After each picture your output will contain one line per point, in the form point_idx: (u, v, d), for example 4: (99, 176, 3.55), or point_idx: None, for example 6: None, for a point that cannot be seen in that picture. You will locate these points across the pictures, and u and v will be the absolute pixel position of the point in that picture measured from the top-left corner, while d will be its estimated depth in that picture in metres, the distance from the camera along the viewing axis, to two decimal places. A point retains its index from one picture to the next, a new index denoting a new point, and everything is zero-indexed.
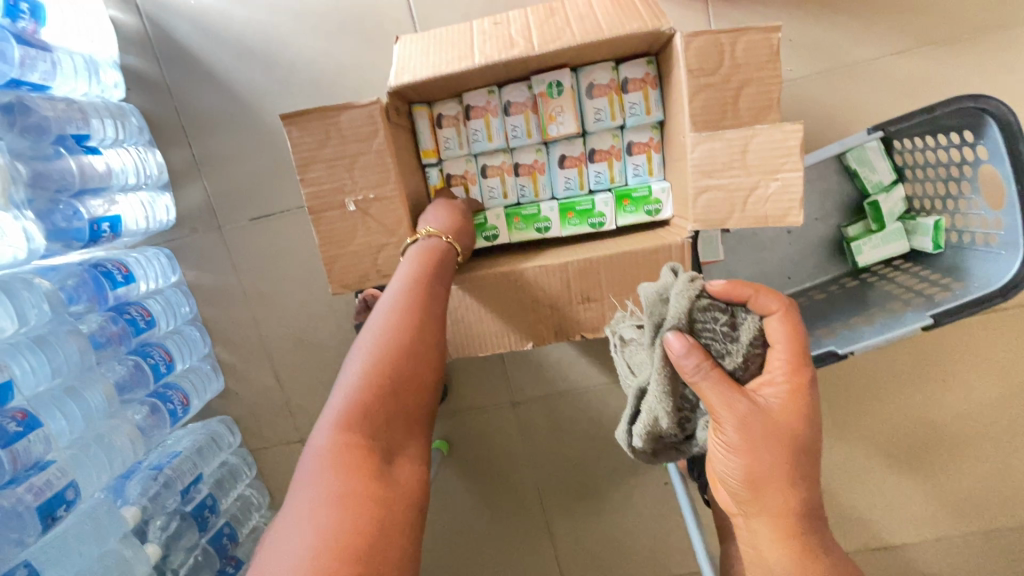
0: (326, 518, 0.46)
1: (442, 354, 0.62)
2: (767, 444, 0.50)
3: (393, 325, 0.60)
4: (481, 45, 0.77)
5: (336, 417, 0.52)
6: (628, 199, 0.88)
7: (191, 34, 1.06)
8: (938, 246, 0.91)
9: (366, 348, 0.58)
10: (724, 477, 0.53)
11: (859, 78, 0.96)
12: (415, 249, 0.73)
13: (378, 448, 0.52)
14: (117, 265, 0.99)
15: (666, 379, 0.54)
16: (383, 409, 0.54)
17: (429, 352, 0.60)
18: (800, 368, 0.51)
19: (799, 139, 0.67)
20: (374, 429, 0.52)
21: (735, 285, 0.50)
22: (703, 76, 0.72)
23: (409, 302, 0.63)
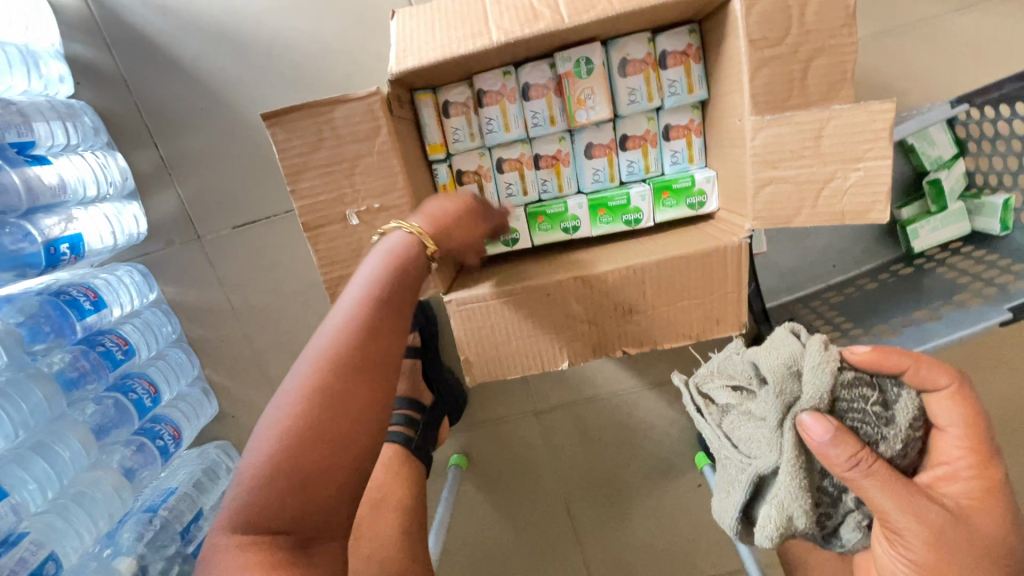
0: None
1: (378, 401, 0.48)
2: (966, 549, 0.51)
3: (312, 389, 0.46)
4: (497, 17, 0.64)
5: (236, 508, 0.44)
6: (668, 192, 0.77)
7: (146, 15, 0.91)
8: (1007, 227, 0.82)
9: (271, 423, 0.46)
10: None
11: (919, 39, 0.85)
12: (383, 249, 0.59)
13: (285, 540, 0.44)
14: (83, 289, 0.86)
15: (800, 468, 0.53)
16: (287, 492, 0.44)
17: (359, 415, 0.47)
18: (983, 460, 0.52)
19: (889, 121, 0.56)
20: (279, 521, 0.44)
21: (887, 358, 0.51)
22: (767, 47, 0.60)
23: (338, 353, 0.48)
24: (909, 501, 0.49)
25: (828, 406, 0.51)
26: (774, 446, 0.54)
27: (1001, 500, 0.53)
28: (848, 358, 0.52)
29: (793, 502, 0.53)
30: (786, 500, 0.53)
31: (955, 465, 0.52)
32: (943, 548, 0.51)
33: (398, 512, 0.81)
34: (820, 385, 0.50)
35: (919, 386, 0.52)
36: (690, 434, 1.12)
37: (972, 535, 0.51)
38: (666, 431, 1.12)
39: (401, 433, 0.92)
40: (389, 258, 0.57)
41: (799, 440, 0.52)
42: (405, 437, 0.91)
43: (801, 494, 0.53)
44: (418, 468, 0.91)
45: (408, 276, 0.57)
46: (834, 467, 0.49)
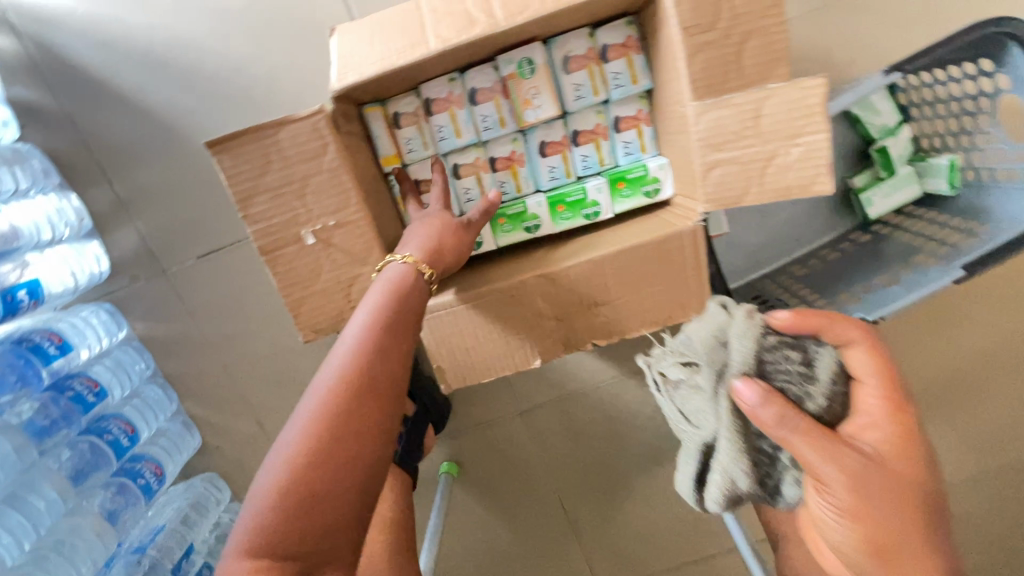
0: None
1: (387, 421, 0.51)
2: (891, 497, 0.51)
3: (319, 425, 0.48)
4: (434, 25, 0.65)
5: (246, 533, 0.45)
6: (623, 182, 0.78)
7: (86, 51, 0.89)
8: (955, 186, 0.84)
9: (285, 447, 0.47)
10: (840, 545, 0.54)
11: (850, 13, 0.88)
12: (373, 292, 0.60)
13: (296, 563, 0.45)
14: (46, 335, 0.85)
15: (738, 432, 0.55)
16: (299, 513, 0.45)
17: (368, 435, 0.49)
18: (899, 407, 0.53)
19: (820, 95, 0.58)
20: (290, 545, 0.45)
21: (801, 317, 0.54)
22: (700, 33, 0.61)
23: (349, 378, 0.51)
24: (830, 450, 0.50)
25: (754, 369, 0.53)
26: (715, 414, 0.56)
27: (919, 446, 0.53)
28: (770, 322, 0.54)
29: (733, 465, 0.55)
30: (729, 465, 0.55)
31: (874, 414, 0.53)
32: (869, 496, 0.51)
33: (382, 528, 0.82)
34: (745, 351, 0.52)
35: (835, 341, 0.54)
36: None
37: (901, 483, 0.51)
38: (651, 418, 1.13)
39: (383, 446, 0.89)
40: (385, 301, 0.58)
41: (734, 405, 0.54)
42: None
43: (741, 457, 0.55)
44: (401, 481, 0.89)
45: (407, 310, 0.59)
46: (765, 425, 0.50)
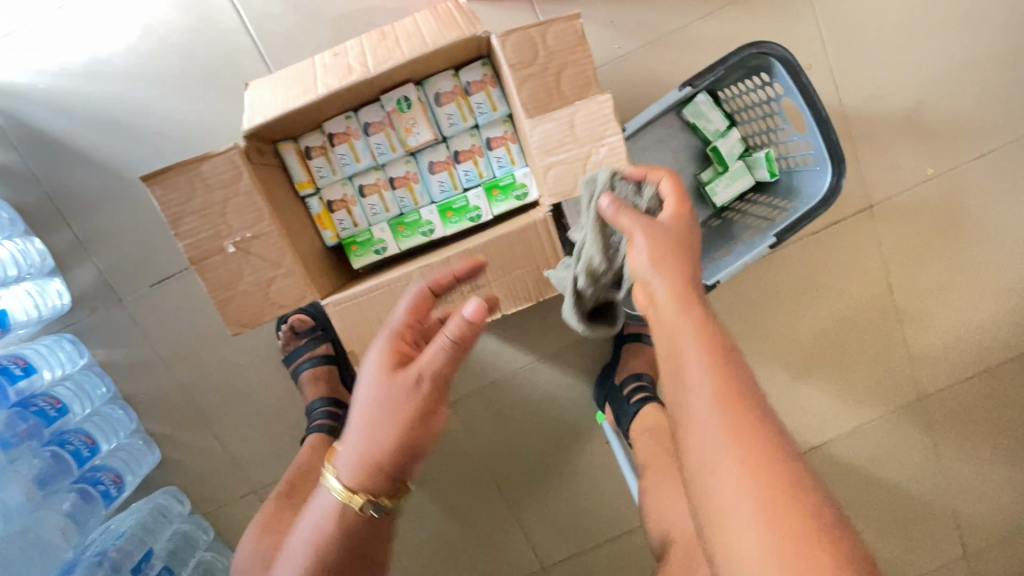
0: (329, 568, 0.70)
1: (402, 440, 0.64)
2: (669, 245, 0.62)
3: (321, 536, 0.69)
4: (322, 77, 0.83)
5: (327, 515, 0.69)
6: (497, 189, 0.96)
7: (47, 117, 1.06)
8: (774, 174, 1.03)
9: (353, 454, 0.66)
10: (642, 279, 0.61)
11: (678, 44, 1.09)
12: (349, 423, 0.67)
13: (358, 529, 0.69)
14: (13, 359, 0.98)
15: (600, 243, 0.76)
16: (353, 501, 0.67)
17: (381, 456, 0.65)
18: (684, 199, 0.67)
19: (611, 107, 0.78)
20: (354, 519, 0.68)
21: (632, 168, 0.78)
22: (524, 68, 0.80)
23: (368, 411, 0.64)
24: (626, 209, 0.65)
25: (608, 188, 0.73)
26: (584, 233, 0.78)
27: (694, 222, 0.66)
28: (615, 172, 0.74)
29: (588, 265, 0.77)
30: (587, 264, 0.77)
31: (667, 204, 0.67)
32: (652, 238, 0.62)
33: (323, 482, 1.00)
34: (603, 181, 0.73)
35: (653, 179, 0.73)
36: (589, 398, 1.27)
37: (682, 238, 0.63)
38: (568, 398, 1.27)
39: (324, 425, 1.05)
40: (355, 468, 0.66)
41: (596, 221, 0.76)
42: (330, 428, 1.06)
43: (596, 258, 0.76)
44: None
45: (387, 462, 0.65)
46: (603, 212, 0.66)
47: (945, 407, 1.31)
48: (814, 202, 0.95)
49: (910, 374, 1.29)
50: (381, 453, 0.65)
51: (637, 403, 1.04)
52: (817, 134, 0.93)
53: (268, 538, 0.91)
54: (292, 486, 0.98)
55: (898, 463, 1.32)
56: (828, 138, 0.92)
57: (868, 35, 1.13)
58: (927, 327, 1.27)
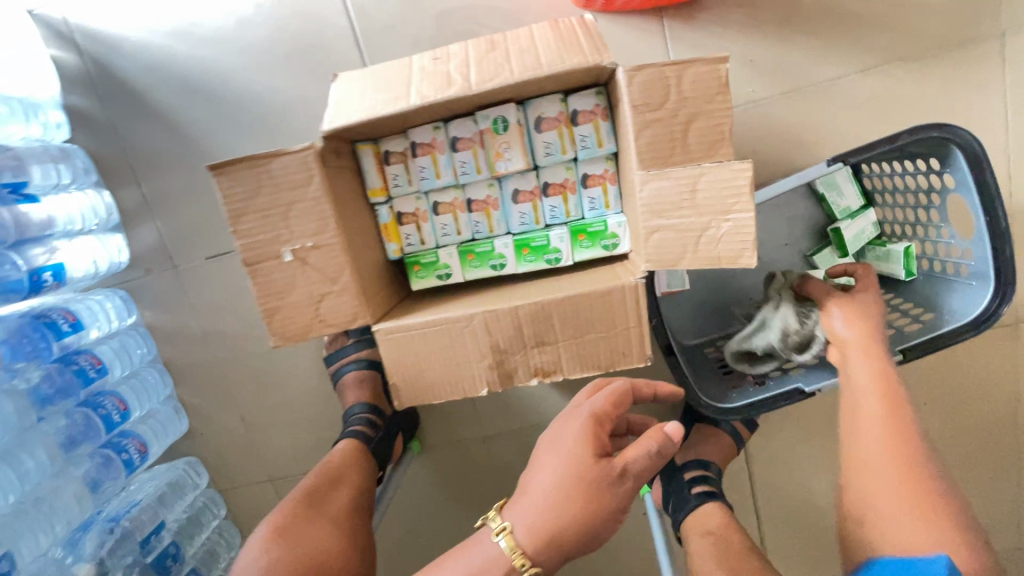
0: None
1: (584, 529, 0.56)
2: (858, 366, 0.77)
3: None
4: (419, 84, 0.74)
5: None
6: (584, 234, 0.85)
7: (133, 70, 1.02)
8: (910, 273, 0.87)
9: (518, 524, 0.57)
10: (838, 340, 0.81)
11: (822, 98, 0.93)
12: (532, 493, 0.58)
13: None
14: (62, 313, 0.95)
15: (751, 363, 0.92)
16: None
17: (559, 540, 0.56)
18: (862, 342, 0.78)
19: (747, 178, 0.64)
20: None
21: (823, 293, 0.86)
22: (649, 111, 0.68)
23: (558, 485, 0.57)
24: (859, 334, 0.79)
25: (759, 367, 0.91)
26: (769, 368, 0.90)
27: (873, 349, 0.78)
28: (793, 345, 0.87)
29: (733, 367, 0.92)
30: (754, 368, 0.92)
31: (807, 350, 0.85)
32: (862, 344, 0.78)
33: (350, 493, 0.88)
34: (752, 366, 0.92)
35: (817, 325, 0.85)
36: None
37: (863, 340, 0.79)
38: None
39: (359, 431, 0.98)
40: (534, 532, 0.56)
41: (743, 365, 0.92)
42: (364, 435, 0.98)
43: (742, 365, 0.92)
44: (370, 467, 0.96)
45: (570, 541, 0.57)
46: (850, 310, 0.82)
47: None
48: (962, 322, 0.78)
49: None
50: (569, 528, 0.56)
51: (699, 495, 0.93)
52: (983, 246, 0.77)
53: (281, 545, 0.76)
54: (315, 491, 0.86)
55: None
56: (999, 255, 0.75)
57: None
58: None
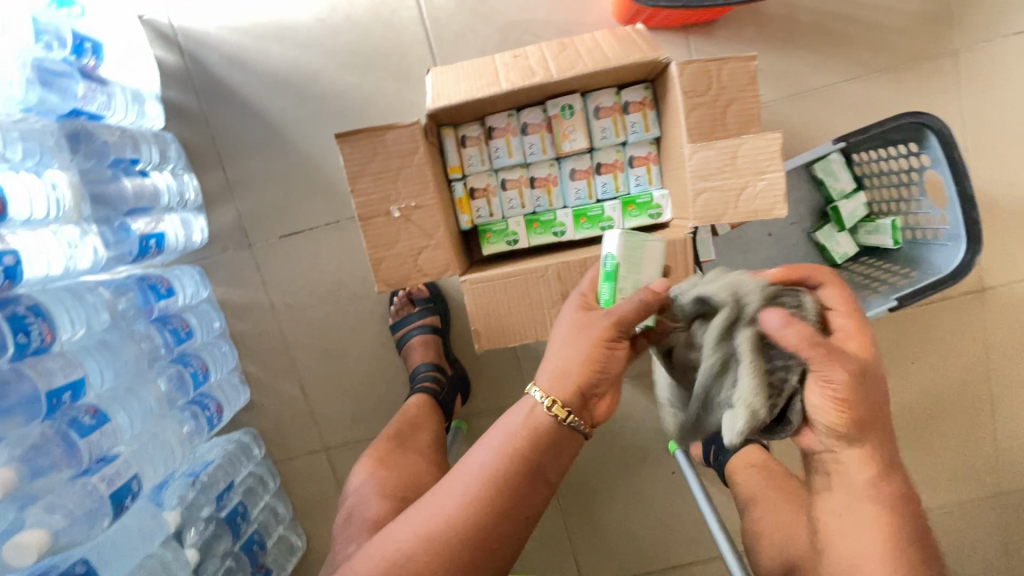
0: (462, 507, 0.62)
1: (594, 354, 0.69)
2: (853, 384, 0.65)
3: (515, 435, 0.65)
4: (505, 74, 0.90)
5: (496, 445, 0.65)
6: (633, 205, 1.01)
7: (228, 70, 1.16)
8: (897, 241, 1.05)
9: (547, 373, 0.69)
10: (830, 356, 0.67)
11: (818, 101, 1.14)
12: (550, 358, 0.70)
13: (522, 475, 0.63)
14: (159, 279, 1.05)
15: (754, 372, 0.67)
16: (534, 438, 0.65)
17: (580, 371, 0.68)
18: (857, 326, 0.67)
19: (778, 145, 0.81)
20: (525, 456, 0.64)
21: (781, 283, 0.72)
22: (696, 96, 0.85)
23: (563, 336, 0.72)
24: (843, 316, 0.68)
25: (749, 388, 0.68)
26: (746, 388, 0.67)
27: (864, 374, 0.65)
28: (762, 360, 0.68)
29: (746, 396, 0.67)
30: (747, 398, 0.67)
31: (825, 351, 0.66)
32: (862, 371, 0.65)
33: (432, 436, 0.99)
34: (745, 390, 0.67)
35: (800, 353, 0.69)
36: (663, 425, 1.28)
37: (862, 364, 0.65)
38: (642, 420, 1.28)
39: (429, 388, 1.07)
40: (557, 375, 0.68)
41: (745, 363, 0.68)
42: (431, 389, 1.07)
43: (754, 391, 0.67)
44: (441, 418, 1.06)
45: (585, 372, 0.68)
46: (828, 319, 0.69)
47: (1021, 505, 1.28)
48: (942, 274, 0.96)
49: (993, 465, 1.27)
50: (581, 362, 0.68)
51: None
52: (955, 212, 0.95)
53: (383, 471, 0.88)
54: (403, 433, 0.97)
55: (963, 551, 1.30)
56: (968, 217, 0.94)
57: (1011, 120, 1.14)
58: (1017, 421, 1.26)
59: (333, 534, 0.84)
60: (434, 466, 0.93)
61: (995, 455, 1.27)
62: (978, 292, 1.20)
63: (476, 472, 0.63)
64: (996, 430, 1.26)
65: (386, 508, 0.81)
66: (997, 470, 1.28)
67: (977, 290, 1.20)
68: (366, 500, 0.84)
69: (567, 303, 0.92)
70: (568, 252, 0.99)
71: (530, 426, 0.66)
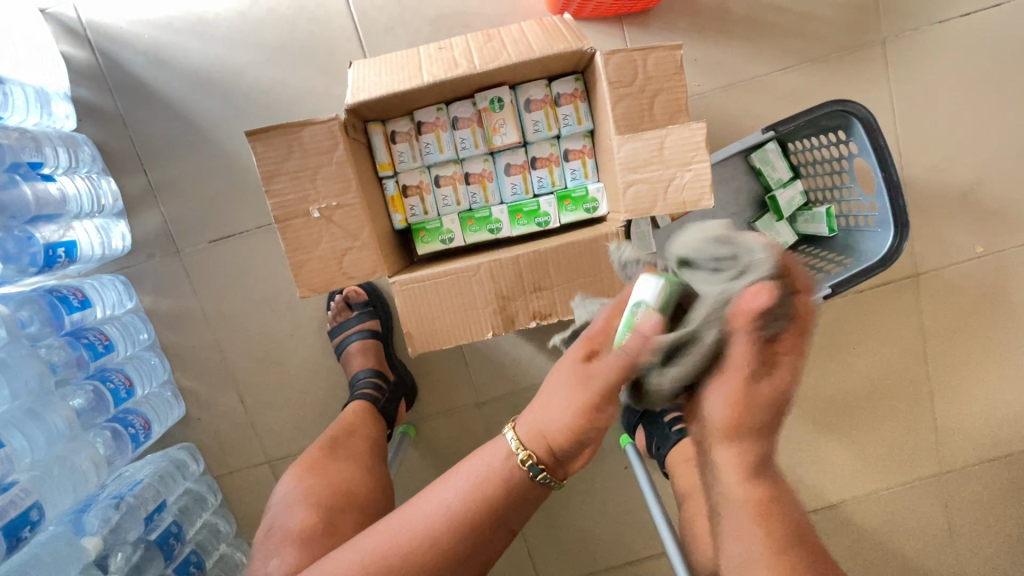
0: (420, 548, 0.62)
1: (571, 430, 0.59)
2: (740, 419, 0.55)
3: (481, 481, 0.64)
4: (428, 66, 0.87)
5: (462, 489, 0.64)
6: (569, 199, 0.99)
7: (145, 67, 1.10)
8: (834, 230, 1.05)
9: (525, 423, 0.63)
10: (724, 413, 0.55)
11: (754, 91, 1.14)
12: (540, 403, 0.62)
13: (482, 523, 0.63)
14: (73, 290, 0.98)
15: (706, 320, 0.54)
16: (502, 488, 0.63)
17: (556, 437, 0.60)
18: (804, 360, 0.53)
19: (703, 135, 0.81)
20: (490, 506, 0.63)
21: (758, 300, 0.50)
22: (622, 87, 0.84)
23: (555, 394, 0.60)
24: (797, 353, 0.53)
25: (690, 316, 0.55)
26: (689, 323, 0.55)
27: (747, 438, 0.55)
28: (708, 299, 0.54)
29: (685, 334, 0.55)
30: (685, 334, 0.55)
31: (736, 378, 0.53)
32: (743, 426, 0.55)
33: (368, 441, 0.95)
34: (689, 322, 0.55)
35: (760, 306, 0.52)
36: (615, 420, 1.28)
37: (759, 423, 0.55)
38: None
39: (368, 394, 1.03)
40: (533, 431, 0.62)
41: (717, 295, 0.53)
42: (370, 395, 1.03)
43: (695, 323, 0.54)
44: (382, 424, 1.02)
45: (561, 441, 0.60)
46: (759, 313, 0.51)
47: (958, 484, 1.32)
48: (873, 260, 0.96)
49: (932, 444, 1.30)
50: (559, 431, 0.60)
51: (680, 431, 1.04)
52: (883, 198, 0.96)
53: (311, 479, 0.85)
54: (337, 439, 0.93)
55: (905, 531, 1.33)
56: (895, 204, 0.95)
57: (938, 107, 1.16)
58: (952, 402, 1.29)
59: (251, 547, 0.80)
60: (370, 473, 0.89)
61: (934, 435, 1.30)
62: (913, 277, 1.22)
63: (416, 525, 0.63)
64: (934, 410, 1.29)
65: (312, 518, 0.78)
66: (936, 450, 1.31)
67: (912, 275, 1.22)
68: (288, 509, 0.80)
69: (502, 302, 0.90)
70: (511, 248, 0.96)
71: (500, 473, 0.63)
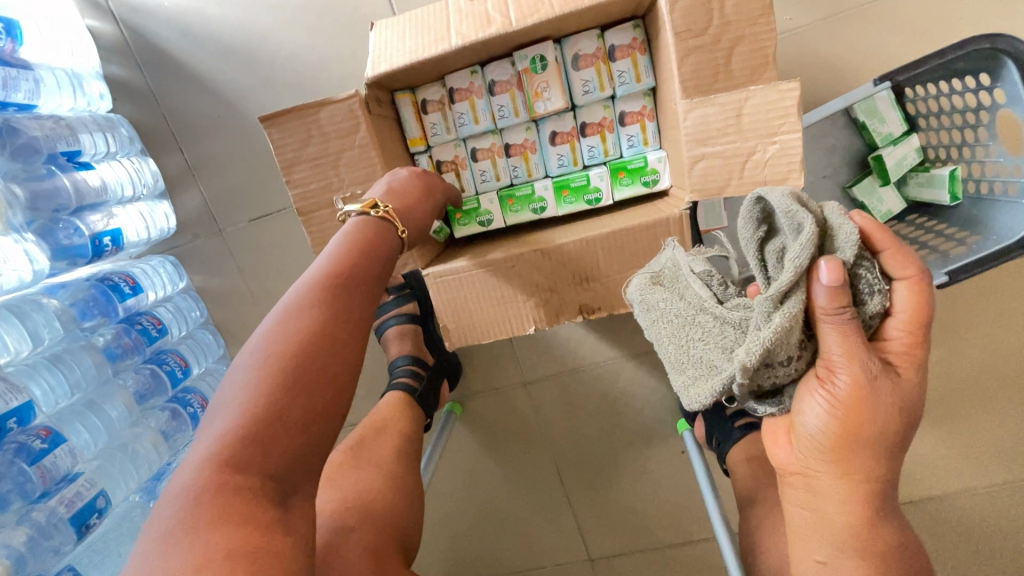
0: (271, 371, 0.49)
1: (376, 234, 0.66)
2: (865, 437, 0.51)
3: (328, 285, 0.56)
4: (457, 24, 0.74)
5: (302, 300, 0.55)
6: (624, 172, 0.85)
7: (170, 37, 1.05)
8: (956, 197, 0.84)
9: (343, 245, 0.63)
10: (809, 431, 0.53)
11: (863, 22, 0.91)
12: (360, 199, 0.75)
13: (333, 324, 0.54)
14: (124, 276, 0.98)
15: (784, 332, 0.49)
16: (346, 302, 0.56)
17: (379, 252, 0.65)
18: (921, 336, 0.51)
19: (795, 98, 0.65)
20: (342, 309, 0.55)
21: (872, 229, 0.49)
22: (692, 38, 0.67)
23: (365, 234, 0.65)
24: (857, 348, 0.49)
25: (806, 271, 0.47)
26: (719, 326, 0.58)
27: (860, 466, 0.52)
28: (820, 275, 0.47)
29: (714, 347, 0.59)
30: (730, 343, 0.57)
31: (830, 367, 0.50)
32: (853, 443, 0.51)
33: (397, 438, 0.89)
34: (800, 258, 0.46)
35: (884, 272, 0.50)
36: (672, 404, 1.19)
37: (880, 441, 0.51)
38: (648, 400, 1.20)
39: (405, 383, 0.99)
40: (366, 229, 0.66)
41: (794, 314, 0.48)
42: (407, 384, 0.99)
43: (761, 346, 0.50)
44: (418, 414, 0.98)
45: (385, 247, 0.66)
46: (819, 308, 0.48)
47: None
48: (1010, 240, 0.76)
49: None
50: (381, 238, 0.67)
51: (743, 427, 0.95)
52: None
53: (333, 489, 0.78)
54: (364, 439, 0.88)
55: None
56: None
57: None
58: None
59: None
60: (394, 482, 0.82)
61: None
62: None
63: (252, 379, 0.48)
64: None
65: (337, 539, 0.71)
66: None
67: None
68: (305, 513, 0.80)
69: (545, 297, 0.81)
70: (557, 232, 0.84)
71: (344, 278, 0.58)
